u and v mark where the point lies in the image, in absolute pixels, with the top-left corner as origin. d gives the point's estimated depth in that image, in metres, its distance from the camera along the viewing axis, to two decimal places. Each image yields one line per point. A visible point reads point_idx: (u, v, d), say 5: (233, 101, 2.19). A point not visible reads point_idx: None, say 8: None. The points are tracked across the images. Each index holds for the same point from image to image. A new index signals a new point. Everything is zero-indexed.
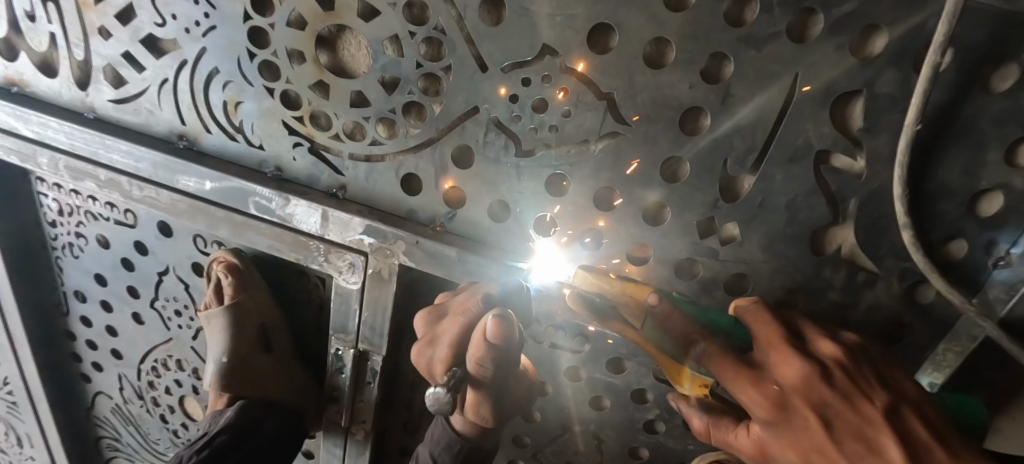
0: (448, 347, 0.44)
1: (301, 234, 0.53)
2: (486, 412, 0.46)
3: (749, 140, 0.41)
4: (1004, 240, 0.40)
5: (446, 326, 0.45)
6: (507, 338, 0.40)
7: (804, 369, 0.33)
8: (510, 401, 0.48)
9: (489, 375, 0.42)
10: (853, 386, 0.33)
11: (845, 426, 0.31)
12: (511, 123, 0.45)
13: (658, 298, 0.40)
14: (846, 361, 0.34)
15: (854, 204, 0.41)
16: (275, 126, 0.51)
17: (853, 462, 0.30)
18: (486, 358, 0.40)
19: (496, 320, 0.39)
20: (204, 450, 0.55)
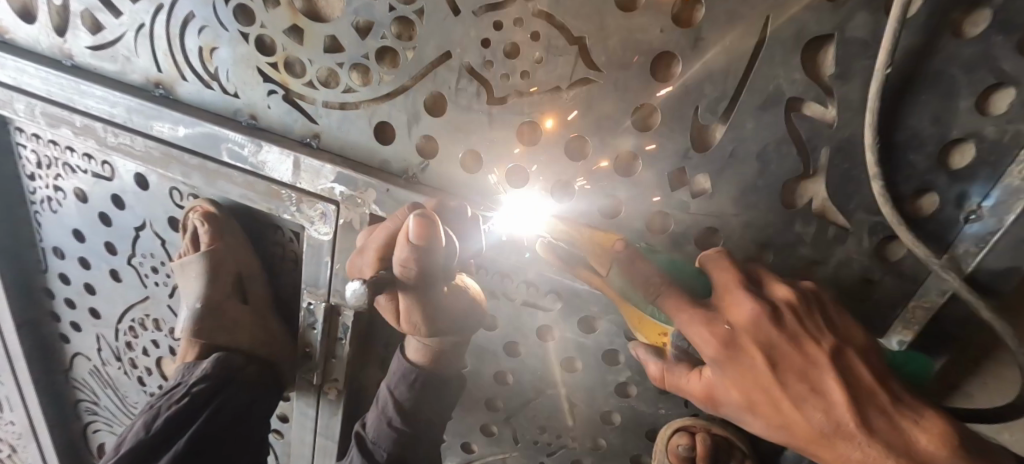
0: (376, 252, 0.44)
1: (272, 182, 0.53)
2: (417, 318, 0.47)
3: (720, 87, 0.41)
4: (975, 193, 0.40)
5: (377, 235, 0.44)
6: (432, 240, 0.39)
7: (756, 312, 0.34)
8: (444, 311, 0.48)
9: (412, 277, 0.42)
10: (801, 328, 0.34)
11: (790, 366, 0.33)
12: (483, 69, 0.45)
13: (624, 243, 0.39)
14: (797, 306, 0.35)
15: (825, 155, 0.41)
16: (250, 73, 0.51)
17: (795, 399, 0.32)
18: (411, 259, 0.40)
19: (418, 218, 0.38)
20: (182, 399, 0.54)
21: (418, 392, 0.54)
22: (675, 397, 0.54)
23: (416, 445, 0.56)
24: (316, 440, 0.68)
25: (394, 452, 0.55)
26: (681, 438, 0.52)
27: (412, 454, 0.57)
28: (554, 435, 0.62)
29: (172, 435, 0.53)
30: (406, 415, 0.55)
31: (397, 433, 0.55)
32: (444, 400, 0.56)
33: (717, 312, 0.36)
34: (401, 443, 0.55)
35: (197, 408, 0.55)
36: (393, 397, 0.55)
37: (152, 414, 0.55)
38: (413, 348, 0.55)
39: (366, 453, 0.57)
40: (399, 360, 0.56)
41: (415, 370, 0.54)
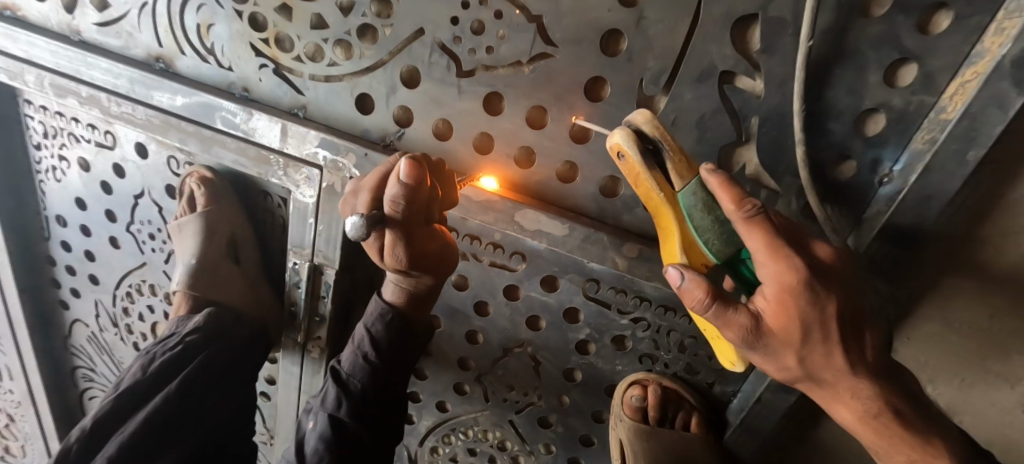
0: (368, 193, 0.46)
1: (262, 148, 0.58)
2: (401, 255, 0.48)
3: (661, 61, 0.46)
4: (887, 158, 0.44)
5: (370, 176, 0.47)
6: (420, 179, 0.42)
7: (786, 270, 0.33)
8: (427, 249, 0.50)
9: (401, 213, 0.44)
10: (822, 292, 0.34)
11: (777, 320, 0.34)
12: (453, 45, 0.50)
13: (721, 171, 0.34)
14: (827, 268, 0.35)
15: (755, 122, 0.46)
16: (243, 47, 0.56)
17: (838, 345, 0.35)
18: (400, 196, 0.43)
19: (409, 160, 0.41)
20: (177, 347, 0.58)
21: (391, 331, 0.58)
22: (631, 354, 0.59)
23: (388, 380, 0.61)
24: (300, 398, 0.72)
25: (367, 383, 0.59)
26: (633, 390, 0.60)
27: (384, 390, 0.61)
28: (522, 393, 0.67)
29: (166, 376, 0.57)
30: (380, 351, 0.59)
31: (369, 365, 0.59)
32: (416, 341, 0.61)
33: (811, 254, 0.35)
34: (373, 376, 0.59)
35: (191, 354, 0.58)
36: (368, 334, 0.60)
37: (147, 359, 0.58)
38: (390, 290, 0.59)
39: (341, 383, 0.61)
40: (377, 301, 0.60)
41: (390, 310, 0.59)
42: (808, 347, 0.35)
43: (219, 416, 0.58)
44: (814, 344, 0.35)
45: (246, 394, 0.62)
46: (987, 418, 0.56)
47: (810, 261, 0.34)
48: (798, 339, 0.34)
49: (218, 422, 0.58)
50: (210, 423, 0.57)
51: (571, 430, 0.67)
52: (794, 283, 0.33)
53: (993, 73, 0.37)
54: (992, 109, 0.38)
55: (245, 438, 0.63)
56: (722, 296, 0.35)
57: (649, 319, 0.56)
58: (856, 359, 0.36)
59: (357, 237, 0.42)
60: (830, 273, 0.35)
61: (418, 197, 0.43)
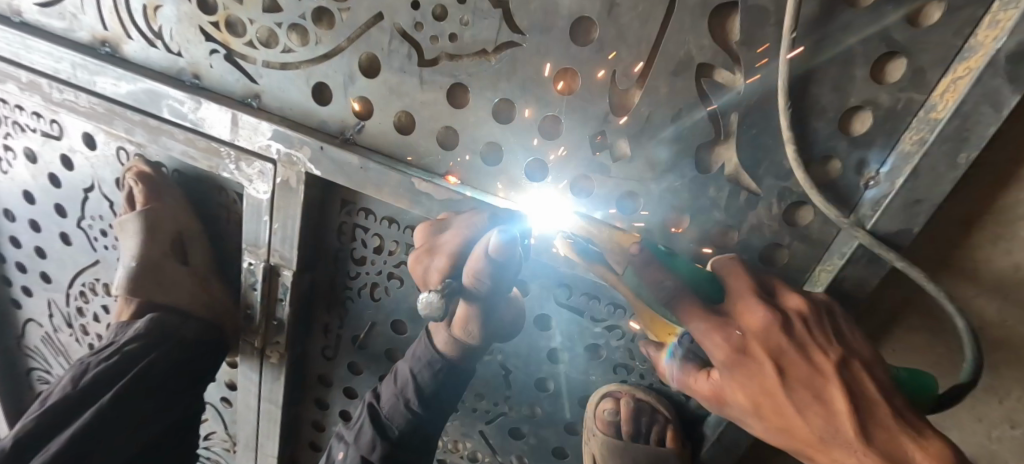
0: (448, 258, 0.47)
1: (211, 139, 0.54)
2: (472, 322, 0.51)
3: (635, 52, 0.42)
4: (874, 160, 0.41)
5: (449, 240, 0.47)
6: (507, 258, 0.43)
7: (709, 344, 0.35)
8: (500, 319, 0.52)
9: (480, 287, 0.46)
10: (753, 361, 0.33)
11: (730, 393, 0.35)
12: (414, 31, 0.46)
13: (639, 246, 0.39)
14: (755, 338, 0.33)
15: (735, 119, 0.42)
16: (192, 32, 0.52)
17: (799, 407, 0.32)
18: (480, 273, 0.45)
19: (496, 239, 0.42)
20: (113, 355, 0.56)
21: (439, 380, 0.55)
22: (605, 363, 0.56)
23: (429, 427, 0.58)
24: (261, 405, 0.69)
25: (406, 431, 0.57)
26: (606, 404, 0.55)
27: (424, 436, 0.58)
28: (492, 403, 0.64)
29: (99, 388, 0.55)
30: (423, 398, 0.56)
31: (410, 413, 0.56)
32: (461, 386, 0.57)
33: (731, 318, 0.35)
34: (414, 423, 0.57)
35: (130, 362, 0.56)
36: (413, 380, 0.55)
37: (80, 370, 0.56)
38: (442, 340, 0.54)
39: (378, 425, 0.58)
40: (424, 345, 0.55)
41: (440, 360, 0.54)
42: (770, 419, 0.33)
43: (155, 430, 0.58)
44: (775, 418, 0.33)
45: (187, 405, 0.62)
46: (973, 434, 0.53)
47: (732, 332, 0.34)
48: (756, 413, 0.34)
49: (158, 430, 0.58)
50: (142, 438, 0.56)
51: (543, 442, 0.63)
52: (718, 357, 0.34)
53: (987, 68, 0.34)
54: (985, 108, 0.36)
55: (188, 444, 0.64)
56: (680, 369, 0.39)
57: (623, 327, 0.53)
58: (837, 439, 0.30)
59: (428, 313, 0.46)
60: (760, 342, 0.33)
61: (500, 272, 0.44)
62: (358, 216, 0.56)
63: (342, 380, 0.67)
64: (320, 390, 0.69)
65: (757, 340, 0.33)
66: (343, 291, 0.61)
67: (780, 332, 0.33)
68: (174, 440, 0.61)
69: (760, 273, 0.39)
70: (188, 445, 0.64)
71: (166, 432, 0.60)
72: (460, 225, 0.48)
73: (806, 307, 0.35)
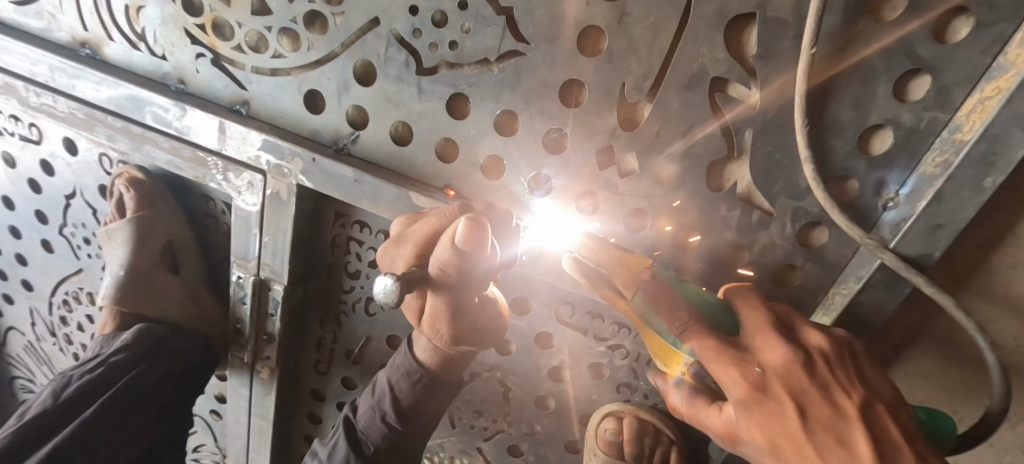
0: (416, 246, 0.41)
1: (198, 149, 0.52)
2: (443, 325, 0.45)
3: (645, 64, 0.40)
4: (893, 180, 0.40)
5: (419, 228, 0.41)
6: (479, 246, 0.36)
7: (729, 381, 0.32)
8: (473, 322, 0.45)
9: (450, 279, 0.39)
10: (773, 400, 0.31)
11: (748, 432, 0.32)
12: (412, 38, 0.44)
13: (652, 273, 0.36)
14: (776, 376, 0.31)
15: (749, 136, 0.40)
16: (177, 34, 0.49)
17: (823, 454, 0.29)
18: (450, 263, 0.38)
19: (469, 224, 0.35)
20: (98, 368, 0.54)
21: (418, 392, 0.52)
22: (608, 382, 0.54)
23: (407, 444, 0.55)
24: (251, 420, 0.67)
25: (382, 447, 0.54)
26: (608, 423, 0.53)
27: (401, 452, 0.56)
28: (491, 420, 0.62)
29: (83, 401, 0.52)
30: (401, 411, 0.53)
31: (388, 428, 0.54)
32: (441, 398, 0.55)
33: (749, 353, 0.33)
34: (392, 439, 0.54)
35: (114, 375, 0.54)
36: (390, 391, 0.53)
37: (62, 383, 0.53)
38: (422, 348, 0.51)
39: (354, 441, 0.55)
40: (404, 356, 0.53)
41: (420, 370, 0.52)
42: None
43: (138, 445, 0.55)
44: None
45: (175, 419, 0.59)
46: (983, 458, 0.52)
47: (750, 368, 0.32)
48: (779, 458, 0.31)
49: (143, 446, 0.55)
50: (126, 454, 0.54)
51: (543, 460, 0.62)
52: (736, 394, 0.32)
53: (1019, 89, 0.33)
54: (1015, 131, 0.34)
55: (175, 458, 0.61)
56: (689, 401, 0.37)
57: (628, 346, 0.51)
58: None
59: (387, 302, 0.35)
60: (781, 381, 0.31)
61: (472, 265, 0.38)
62: (352, 228, 0.54)
63: (335, 395, 0.65)
64: (313, 404, 0.67)
65: (778, 378, 0.31)
66: (337, 305, 0.59)
67: (801, 371, 0.31)
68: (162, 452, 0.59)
69: (776, 305, 0.37)
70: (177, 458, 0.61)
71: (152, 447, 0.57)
72: (432, 215, 0.41)
73: (826, 344, 0.33)
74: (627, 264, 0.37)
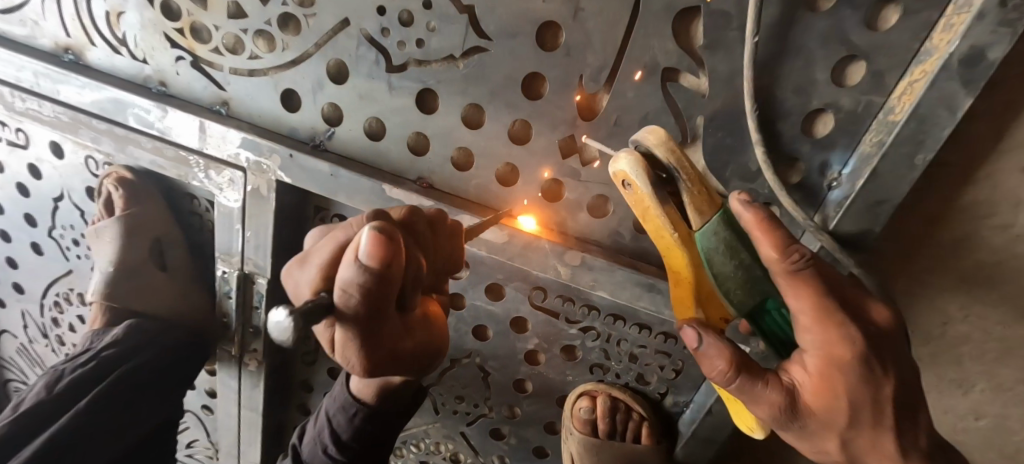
0: (321, 269, 0.33)
1: (179, 148, 0.54)
2: (357, 357, 0.30)
3: (602, 56, 0.42)
4: (836, 161, 0.42)
5: (325, 244, 0.34)
6: (399, 254, 0.29)
7: (828, 334, 0.32)
8: (392, 356, 0.32)
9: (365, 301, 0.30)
10: (865, 364, 0.33)
11: (816, 395, 0.33)
12: (381, 37, 0.46)
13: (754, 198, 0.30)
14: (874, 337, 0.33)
15: (701, 122, 0.43)
16: (157, 38, 0.51)
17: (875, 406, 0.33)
18: (355, 286, 0.28)
19: (382, 229, 0.28)
20: (90, 362, 0.55)
21: (382, 391, 0.54)
22: (581, 364, 0.56)
23: (379, 435, 0.56)
24: (242, 412, 0.69)
25: (353, 439, 0.55)
26: (583, 402, 0.57)
27: (377, 437, 0.56)
28: (472, 405, 0.64)
29: (74, 396, 0.53)
30: (368, 406, 0.54)
31: (356, 424, 0.54)
32: (407, 397, 0.56)
33: (856, 319, 0.33)
34: (362, 431, 0.55)
35: (106, 369, 0.55)
36: (356, 388, 0.55)
37: (54, 377, 0.54)
38: None
39: (330, 428, 0.56)
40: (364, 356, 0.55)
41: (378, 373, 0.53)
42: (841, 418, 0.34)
43: (128, 439, 0.56)
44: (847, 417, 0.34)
45: (166, 410, 0.61)
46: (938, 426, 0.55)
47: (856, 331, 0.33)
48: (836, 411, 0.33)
49: (133, 438, 0.57)
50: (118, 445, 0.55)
51: (524, 441, 0.64)
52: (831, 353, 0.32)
53: (941, 71, 0.35)
54: (941, 111, 0.36)
55: (160, 456, 0.63)
56: (747, 367, 0.33)
57: (598, 327, 0.53)
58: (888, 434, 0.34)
59: (287, 350, 0.23)
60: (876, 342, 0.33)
61: (386, 288, 0.28)
62: (332, 222, 0.56)
63: (323, 385, 0.67)
64: (302, 395, 0.70)
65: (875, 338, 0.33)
66: None
67: (888, 336, 0.34)
68: (140, 453, 0.59)
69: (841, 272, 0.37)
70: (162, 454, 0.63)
71: (141, 441, 0.58)
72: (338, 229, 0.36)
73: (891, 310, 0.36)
74: (709, 186, 0.32)
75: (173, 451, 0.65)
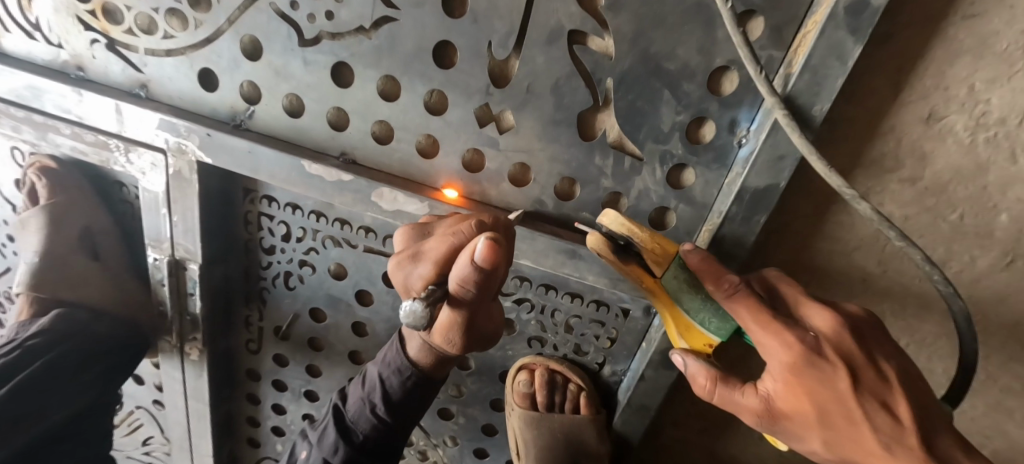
0: (434, 266, 0.37)
1: (99, 132, 0.53)
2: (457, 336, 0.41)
3: (508, 21, 0.42)
4: (744, 118, 0.41)
5: (434, 244, 0.37)
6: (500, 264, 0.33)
7: (775, 345, 0.35)
8: (484, 330, 0.41)
9: (469, 294, 0.35)
10: (828, 366, 0.34)
11: (790, 402, 0.35)
12: (291, 11, 0.45)
13: (693, 247, 0.37)
14: (827, 339, 0.35)
15: (610, 85, 0.43)
16: (69, 21, 0.49)
17: (865, 410, 0.34)
18: (470, 281, 0.34)
19: (489, 241, 0.31)
20: (14, 351, 0.54)
21: (409, 389, 0.52)
22: (519, 337, 0.57)
23: (395, 434, 0.56)
24: (189, 405, 0.68)
25: (371, 437, 0.55)
26: (522, 375, 0.58)
27: (386, 444, 0.56)
28: None
29: None
30: (391, 405, 0.54)
31: (379, 420, 0.55)
32: (431, 395, 0.55)
33: (800, 323, 0.36)
34: (381, 429, 0.55)
35: (32, 357, 0.54)
36: (380, 385, 0.53)
37: None
38: (417, 348, 0.50)
39: (343, 428, 0.56)
40: (395, 352, 0.52)
41: (411, 368, 0.51)
42: (832, 429, 0.35)
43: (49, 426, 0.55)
44: (839, 425, 0.34)
45: (95, 397, 0.61)
46: None
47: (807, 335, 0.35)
48: (814, 418, 0.35)
49: (55, 424, 0.56)
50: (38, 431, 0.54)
51: (472, 420, 0.65)
52: (783, 359, 0.34)
53: (830, 21, 0.35)
54: (832, 61, 0.36)
55: (86, 442, 0.63)
56: (725, 380, 0.38)
57: (531, 299, 0.53)
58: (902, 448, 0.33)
59: (414, 327, 0.34)
60: (831, 343, 0.35)
61: (492, 283, 0.35)
62: (261, 203, 0.56)
63: (271, 372, 0.68)
64: (251, 383, 0.70)
65: (828, 341, 0.35)
66: (259, 282, 0.62)
67: (847, 335, 0.35)
68: (65, 438, 0.59)
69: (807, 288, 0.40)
70: (81, 446, 0.62)
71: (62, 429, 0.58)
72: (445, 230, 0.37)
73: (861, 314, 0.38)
74: (662, 244, 0.39)
75: (98, 438, 0.64)
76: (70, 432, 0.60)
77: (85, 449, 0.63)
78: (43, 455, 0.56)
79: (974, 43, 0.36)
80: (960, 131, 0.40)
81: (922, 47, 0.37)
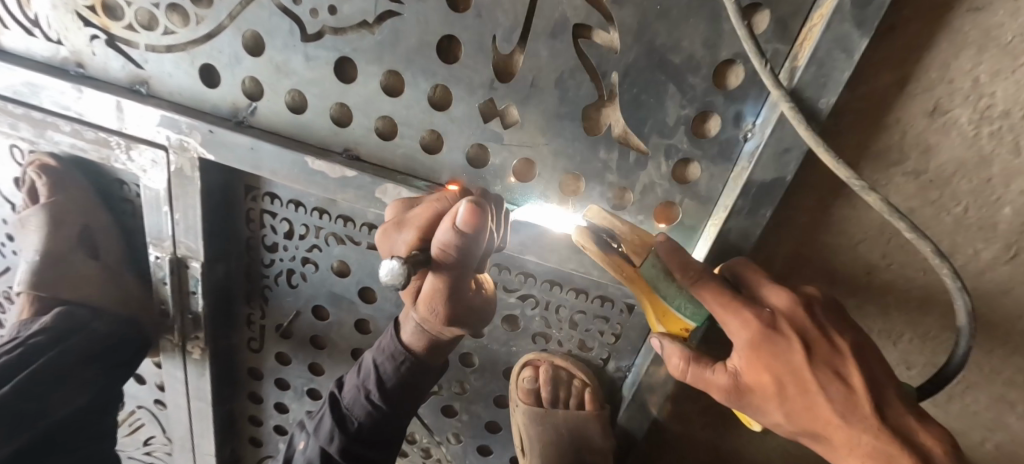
0: (417, 232, 0.40)
1: (99, 130, 0.53)
2: (440, 306, 0.43)
3: (512, 15, 0.42)
4: (749, 112, 0.41)
5: (420, 211, 0.40)
6: (481, 228, 0.36)
7: (735, 324, 0.36)
8: (467, 302, 0.44)
9: (451, 260, 0.38)
10: (783, 340, 0.36)
11: (754, 375, 0.37)
12: (294, 6, 0.44)
13: (665, 235, 0.39)
14: (784, 315, 0.37)
15: (615, 79, 0.43)
16: (68, 17, 0.49)
17: (821, 380, 0.36)
18: (452, 245, 0.37)
19: (470, 205, 0.35)
20: (15, 349, 0.54)
21: (403, 374, 0.53)
22: (524, 333, 0.57)
23: (391, 424, 0.56)
24: (191, 404, 0.68)
25: (367, 426, 0.55)
26: (527, 372, 0.58)
27: (380, 435, 0.56)
28: None
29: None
30: (385, 392, 0.54)
31: (373, 408, 0.54)
32: (427, 385, 0.56)
33: (760, 301, 0.38)
34: (376, 418, 0.54)
35: (34, 356, 0.54)
36: (376, 371, 0.53)
37: None
38: (410, 332, 0.51)
39: (339, 417, 0.56)
40: (390, 337, 0.53)
41: (405, 354, 0.52)
42: (792, 399, 0.37)
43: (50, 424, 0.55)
44: (798, 395, 0.37)
45: (96, 397, 0.60)
46: None
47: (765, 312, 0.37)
48: (775, 390, 0.37)
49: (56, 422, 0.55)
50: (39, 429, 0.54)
51: (475, 417, 0.65)
52: (745, 337, 0.36)
53: (836, 13, 0.35)
54: (837, 53, 0.36)
55: (87, 441, 0.62)
56: (696, 359, 0.39)
57: (537, 295, 0.53)
58: (853, 414, 0.36)
59: (394, 285, 0.33)
60: (788, 320, 0.37)
61: (472, 250, 0.37)
62: (264, 200, 0.56)
63: (273, 370, 0.67)
64: (253, 381, 0.69)
65: (785, 317, 0.37)
66: (261, 280, 0.61)
67: (802, 311, 0.37)
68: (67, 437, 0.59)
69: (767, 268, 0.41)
70: (83, 444, 0.61)
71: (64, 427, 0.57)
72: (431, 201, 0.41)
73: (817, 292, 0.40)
74: (641, 235, 0.41)
75: (99, 438, 0.64)
76: (72, 431, 0.59)
77: (87, 447, 0.62)
78: (44, 455, 0.56)
79: (979, 34, 0.36)
80: (964, 124, 0.40)
81: (928, 39, 0.37)
